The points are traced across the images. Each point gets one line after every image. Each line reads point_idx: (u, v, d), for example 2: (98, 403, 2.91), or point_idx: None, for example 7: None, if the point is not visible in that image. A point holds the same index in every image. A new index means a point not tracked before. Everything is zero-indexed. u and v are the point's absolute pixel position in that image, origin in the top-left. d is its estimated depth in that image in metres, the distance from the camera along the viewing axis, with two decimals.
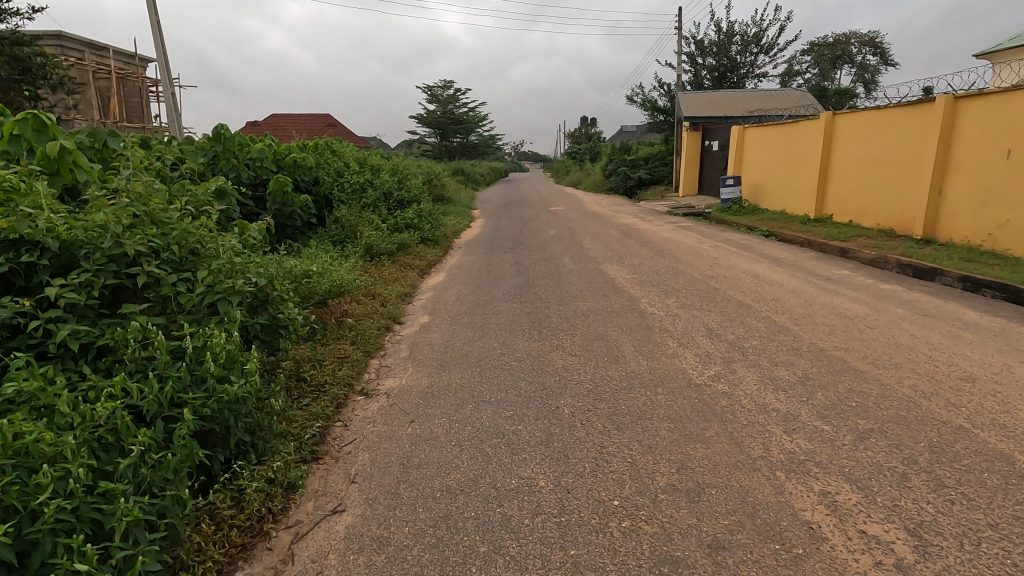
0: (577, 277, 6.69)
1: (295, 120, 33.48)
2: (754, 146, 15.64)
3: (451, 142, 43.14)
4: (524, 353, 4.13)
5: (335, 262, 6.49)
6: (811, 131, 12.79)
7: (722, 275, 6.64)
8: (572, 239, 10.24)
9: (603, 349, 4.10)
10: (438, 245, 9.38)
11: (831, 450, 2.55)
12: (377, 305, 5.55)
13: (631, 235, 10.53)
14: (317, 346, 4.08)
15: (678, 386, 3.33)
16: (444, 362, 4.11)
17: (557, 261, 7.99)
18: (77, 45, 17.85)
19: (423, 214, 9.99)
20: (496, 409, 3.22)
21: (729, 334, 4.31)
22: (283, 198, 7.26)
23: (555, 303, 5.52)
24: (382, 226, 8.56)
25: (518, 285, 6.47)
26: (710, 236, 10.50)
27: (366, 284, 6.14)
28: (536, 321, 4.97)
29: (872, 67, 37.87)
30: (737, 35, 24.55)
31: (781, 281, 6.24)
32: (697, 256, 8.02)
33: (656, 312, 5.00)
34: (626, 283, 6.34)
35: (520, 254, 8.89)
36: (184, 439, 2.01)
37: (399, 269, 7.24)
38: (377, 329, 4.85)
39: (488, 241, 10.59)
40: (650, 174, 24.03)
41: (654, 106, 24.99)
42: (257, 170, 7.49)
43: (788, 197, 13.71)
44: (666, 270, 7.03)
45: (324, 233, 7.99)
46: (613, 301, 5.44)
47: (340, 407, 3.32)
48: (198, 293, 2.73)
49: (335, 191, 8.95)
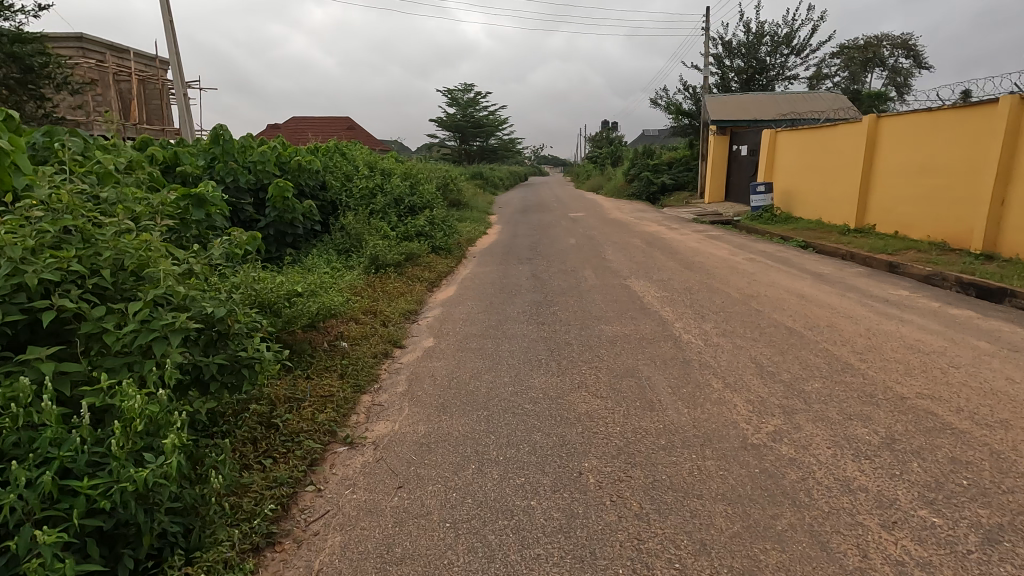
0: (600, 295, 6.06)
1: (314, 123, 33.38)
2: (787, 150, 14.78)
3: (470, 146, 42.80)
4: (540, 393, 3.52)
5: (335, 278, 5.98)
6: (850, 135, 11.96)
7: (764, 294, 5.94)
8: (593, 248, 9.58)
9: (634, 389, 3.46)
10: (451, 254, 8.81)
11: (954, 562, 1.89)
12: (376, 326, 4.97)
13: (656, 246, 9.85)
14: (300, 381, 3.52)
15: (732, 448, 2.68)
16: (446, 401, 3.51)
17: (577, 274, 7.36)
18: (98, 47, 17.79)
19: (436, 221, 9.45)
20: (505, 473, 2.61)
21: (784, 373, 3.64)
22: (284, 205, 6.77)
23: (576, 326, 4.90)
24: (390, 235, 8.04)
25: (535, 304, 5.86)
26: (743, 248, 9.76)
27: (365, 301, 5.58)
28: (555, 349, 4.36)
29: (905, 70, 36.47)
30: (767, 36, 23.70)
31: (833, 303, 5.52)
32: (732, 271, 7.32)
33: (693, 340, 4.34)
34: (655, 302, 5.68)
35: (538, 265, 8.27)
36: (48, 567, 1.43)
37: (407, 282, 6.69)
38: (373, 357, 4.28)
39: (504, 249, 10.00)
40: (674, 180, 23.23)
41: (678, 109, 24.21)
42: (258, 173, 7.02)
43: (825, 205, 12.85)
44: (699, 287, 6.35)
45: (328, 241, 7.50)
46: (642, 325, 4.80)
47: (314, 464, 2.74)
48: (129, 330, 2.17)
49: (343, 196, 8.47)
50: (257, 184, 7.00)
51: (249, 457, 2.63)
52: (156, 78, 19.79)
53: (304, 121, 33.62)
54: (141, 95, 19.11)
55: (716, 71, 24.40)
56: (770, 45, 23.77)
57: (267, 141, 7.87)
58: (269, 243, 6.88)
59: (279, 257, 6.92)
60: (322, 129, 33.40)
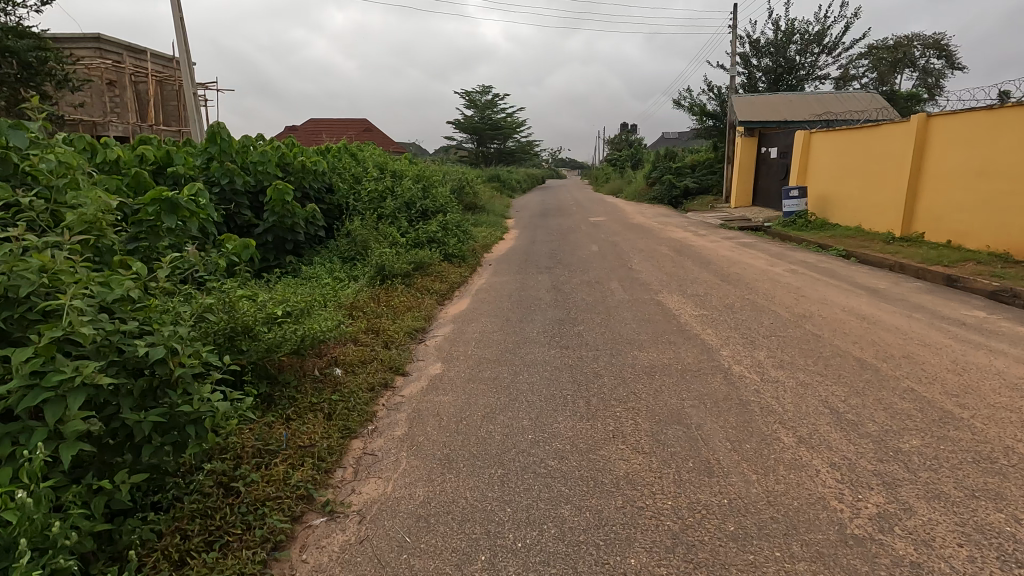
0: (630, 312, 5.40)
1: (332, 125, 33.17)
2: (823, 152, 13.94)
3: (488, 149, 42.34)
4: (566, 444, 2.87)
5: (335, 294, 5.43)
6: (894, 136, 11.12)
7: (818, 314, 5.23)
8: (618, 257, 8.91)
9: (684, 443, 2.80)
10: (465, 262, 8.20)
11: None
12: (376, 349, 4.37)
13: (686, 254, 9.15)
14: (276, 425, 2.92)
15: (828, 543, 2.02)
16: (452, 452, 2.90)
17: (603, 286, 6.71)
18: (116, 47, 17.56)
19: (450, 226, 8.86)
20: (525, 571, 1.98)
21: (868, 422, 2.95)
22: (284, 209, 6.24)
23: (605, 352, 4.25)
24: (399, 241, 7.47)
25: (558, 322, 5.22)
26: (781, 258, 9.00)
27: (365, 319, 4.99)
28: (582, 381, 3.72)
29: (937, 71, 35.15)
30: (797, 34, 22.80)
31: (902, 326, 4.79)
32: (775, 285, 6.61)
33: (746, 375, 3.67)
34: (693, 322, 5.01)
35: (560, 275, 7.63)
36: None
37: (416, 294, 6.09)
38: (368, 389, 3.67)
39: (523, 257, 9.37)
40: (697, 183, 22.40)
41: (703, 111, 23.38)
42: (258, 175, 6.54)
43: (866, 210, 12.00)
44: (741, 304, 5.66)
45: (332, 249, 6.97)
46: (682, 353, 4.14)
47: (278, 546, 2.15)
48: (13, 387, 1.61)
49: (351, 199, 7.97)
50: (255, 187, 6.48)
51: (191, 541, 2.04)
52: (173, 79, 19.54)
53: (321, 123, 33.44)
54: (159, 96, 18.89)
55: (743, 71, 23.55)
56: (799, 44, 22.84)
57: (270, 142, 7.40)
58: (268, 251, 6.32)
59: (279, 265, 6.38)
60: (339, 131, 33.18)
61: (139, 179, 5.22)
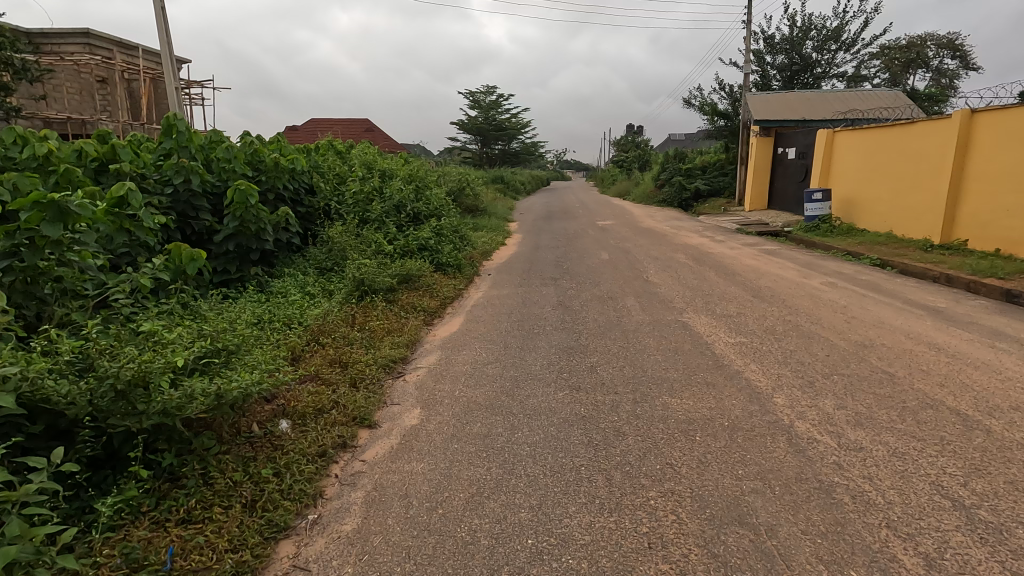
0: (652, 339, 4.50)
1: (333, 125, 32.39)
2: (848, 151, 12.99)
3: (492, 149, 41.62)
4: (582, 560, 2.00)
5: (298, 317, 4.61)
6: (931, 134, 10.18)
7: (882, 344, 4.31)
8: (631, 266, 8.03)
9: (755, 565, 1.92)
10: (461, 272, 7.32)
11: None
12: (337, 392, 3.51)
13: (707, 263, 8.25)
14: (166, 530, 2.08)
15: None
16: (414, 567, 2.03)
17: (617, 302, 5.84)
18: (106, 43, 16.61)
19: (445, 232, 7.98)
20: None
21: (1018, 530, 2.04)
22: (248, 213, 5.37)
23: (627, 399, 3.36)
24: (384, 249, 6.61)
25: (565, 350, 4.34)
26: (813, 268, 8.10)
27: (331, 349, 4.12)
28: (601, 444, 2.83)
29: (949, 71, 34.10)
30: (814, 30, 21.82)
31: (994, 363, 3.86)
32: (817, 304, 5.71)
33: (818, 439, 2.78)
34: (731, 353, 4.12)
35: (567, 287, 6.74)
36: None
37: (398, 313, 5.21)
38: (317, 453, 2.79)
39: (525, 265, 8.50)
40: (709, 185, 21.49)
41: (714, 110, 22.48)
42: (223, 174, 5.74)
43: (898, 214, 11.06)
44: (784, 328, 4.76)
45: (308, 259, 6.15)
46: (726, 401, 3.25)
47: None
48: None
49: (333, 203, 7.18)
50: (215, 186, 5.62)
51: None
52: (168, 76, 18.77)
53: (322, 122, 32.68)
54: (153, 95, 18.01)
55: (756, 69, 22.62)
56: (816, 41, 21.90)
57: (244, 137, 6.57)
58: (228, 261, 5.42)
59: (241, 279, 5.49)
60: (341, 131, 32.38)
61: (69, 177, 4.40)
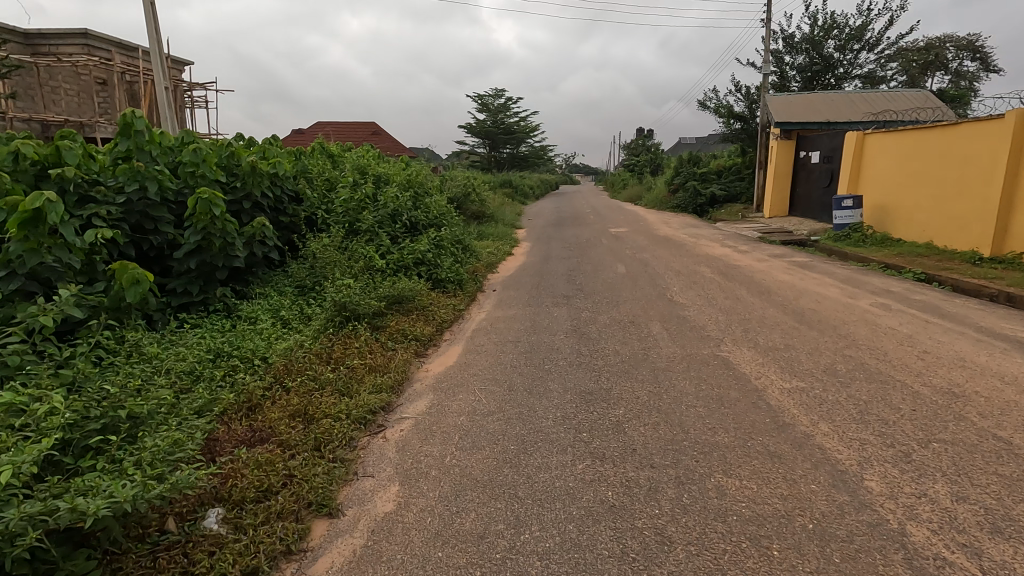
0: (689, 382, 3.70)
1: (340, 128, 31.82)
2: (881, 155, 12.09)
3: (500, 153, 40.95)
4: None
5: (261, 355, 3.89)
6: (981, 136, 9.27)
7: (977, 394, 3.47)
8: (651, 281, 7.26)
9: None
10: (462, 289, 6.57)
11: None
12: (293, 460, 2.77)
13: (737, 279, 7.43)
14: None
15: None
16: None
17: (638, 329, 5.06)
18: (106, 44, 15.60)
19: (446, 244, 7.21)
20: None
21: None
22: (213, 225, 4.65)
23: (669, 479, 2.57)
24: (376, 264, 5.84)
25: (583, 398, 3.56)
26: (855, 285, 7.25)
27: (297, 398, 3.38)
28: (640, 562, 2.04)
29: (969, 73, 32.93)
30: (835, 29, 20.90)
31: None
32: (876, 333, 4.89)
33: (952, 563, 1.96)
34: (791, 405, 3.32)
35: (580, 308, 5.97)
36: None
37: (385, 344, 4.45)
38: (243, 572, 2.03)
39: (534, 280, 7.74)
40: (724, 190, 20.65)
41: (730, 113, 21.62)
42: (188, 180, 5.05)
43: (939, 223, 10.20)
44: (846, 368, 3.95)
45: (286, 279, 5.42)
46: (803, 486, 2.43)
47: None
48: None
49: (319, 213, 6.49)
50: (175, 194, 4.91)
51: None
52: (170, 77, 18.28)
53: (328, 125, 32.10)
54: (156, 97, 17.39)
55: (774, 70, 21.76)
56: (838, 40, 20.99)
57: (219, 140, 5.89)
58: (190, 282, 4.69)
59: (205, 301, 4.76)
60: (347, 134, 31.76)
61: None
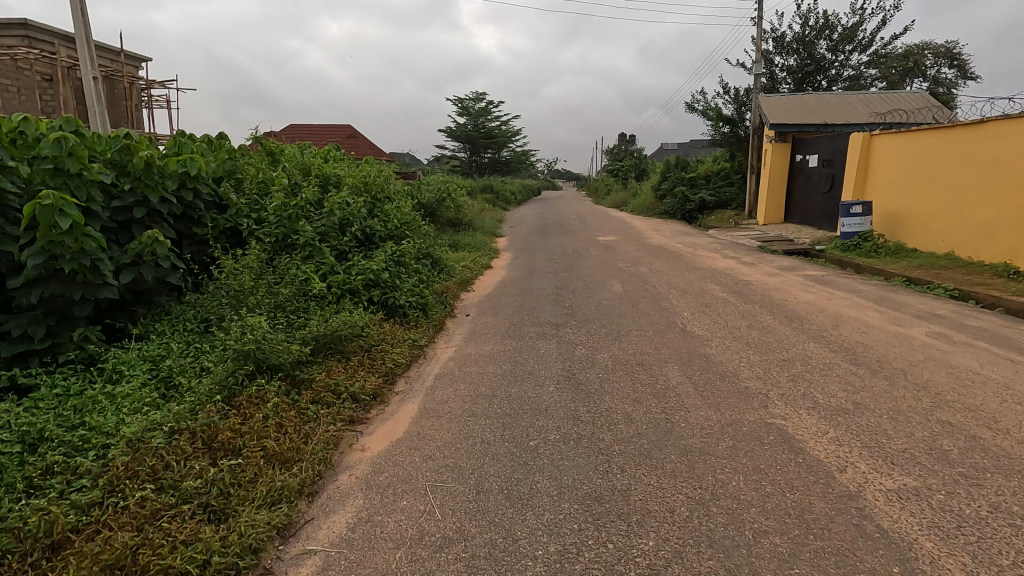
0: (748, 483, 2.46)
1: (313, 131, 30.29)
2: (891, 158, 11.12)
3: (481, 158, 39.85)
4: None
5: (97, 443, 2.59)
6: (1013, 135, 8.29)
7: None
8: (655, 303, 6.08)
9: None
10: (425, 316, 5.29)
11: None
12: None
13: (755, 300, 6.27)
14: None
15: None
16: None
17: (649, 377, 3.83)
18: None
19: (408, 259, 5.92)
20: None
21: None
22: (64, 244, 3.30)
23: None
24: (310, 289, 4.53)
25: (592, 516, 2.29)
26: (892, 306, 6.15)
27: (125, 532, 2.08)
28: None
29: (948, 80, 32.58)
30: (827, 30, 20.18)
31: None
32: (959, 381, 3.74)
33: None
34: (918, 533, 2.09)
35: (572, 341, 4.77)
36: None
37: (303, 412, 3.15)
38: None
39: (515, 300, 6.51)
40: (714, 196, 19.73)
41: (719, 115, 20.72)
42: (45, 182, 3.72)
43: (962, 232, 9.23)
44: (958, 447, 2.77)
45: (185, 313, 4.12)
46: None
47: None
48: None
49: (244, 223, 5.17)
50: (20, 199, 3.55)
51: None
52: None
53: (302, 128, 30.45)
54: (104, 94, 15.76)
55: (765, 71, 20.96)
56: (829, 41, 20.22)
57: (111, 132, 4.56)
58: (33, 323, 3.36)
59: (54, 349, 3.43)
60: (322, 138, 30.18)
61: None
